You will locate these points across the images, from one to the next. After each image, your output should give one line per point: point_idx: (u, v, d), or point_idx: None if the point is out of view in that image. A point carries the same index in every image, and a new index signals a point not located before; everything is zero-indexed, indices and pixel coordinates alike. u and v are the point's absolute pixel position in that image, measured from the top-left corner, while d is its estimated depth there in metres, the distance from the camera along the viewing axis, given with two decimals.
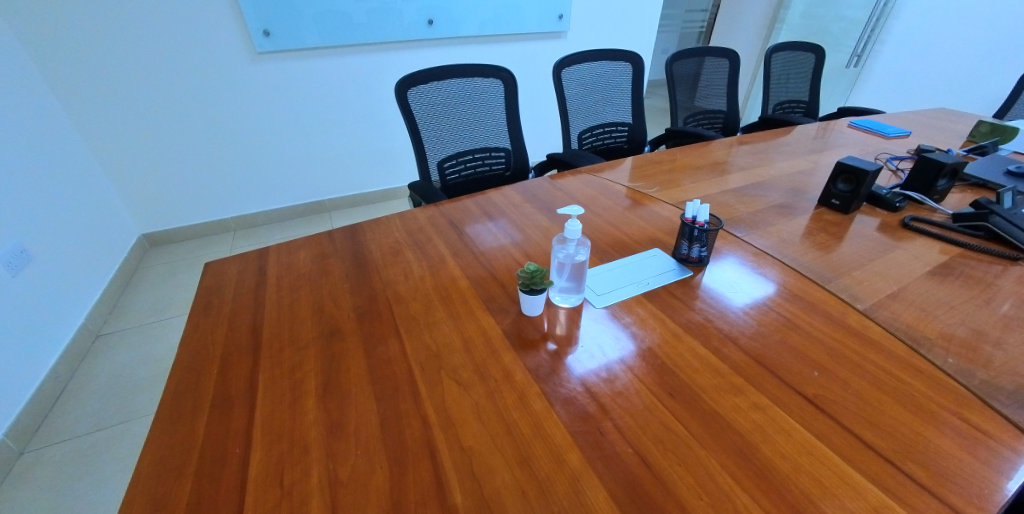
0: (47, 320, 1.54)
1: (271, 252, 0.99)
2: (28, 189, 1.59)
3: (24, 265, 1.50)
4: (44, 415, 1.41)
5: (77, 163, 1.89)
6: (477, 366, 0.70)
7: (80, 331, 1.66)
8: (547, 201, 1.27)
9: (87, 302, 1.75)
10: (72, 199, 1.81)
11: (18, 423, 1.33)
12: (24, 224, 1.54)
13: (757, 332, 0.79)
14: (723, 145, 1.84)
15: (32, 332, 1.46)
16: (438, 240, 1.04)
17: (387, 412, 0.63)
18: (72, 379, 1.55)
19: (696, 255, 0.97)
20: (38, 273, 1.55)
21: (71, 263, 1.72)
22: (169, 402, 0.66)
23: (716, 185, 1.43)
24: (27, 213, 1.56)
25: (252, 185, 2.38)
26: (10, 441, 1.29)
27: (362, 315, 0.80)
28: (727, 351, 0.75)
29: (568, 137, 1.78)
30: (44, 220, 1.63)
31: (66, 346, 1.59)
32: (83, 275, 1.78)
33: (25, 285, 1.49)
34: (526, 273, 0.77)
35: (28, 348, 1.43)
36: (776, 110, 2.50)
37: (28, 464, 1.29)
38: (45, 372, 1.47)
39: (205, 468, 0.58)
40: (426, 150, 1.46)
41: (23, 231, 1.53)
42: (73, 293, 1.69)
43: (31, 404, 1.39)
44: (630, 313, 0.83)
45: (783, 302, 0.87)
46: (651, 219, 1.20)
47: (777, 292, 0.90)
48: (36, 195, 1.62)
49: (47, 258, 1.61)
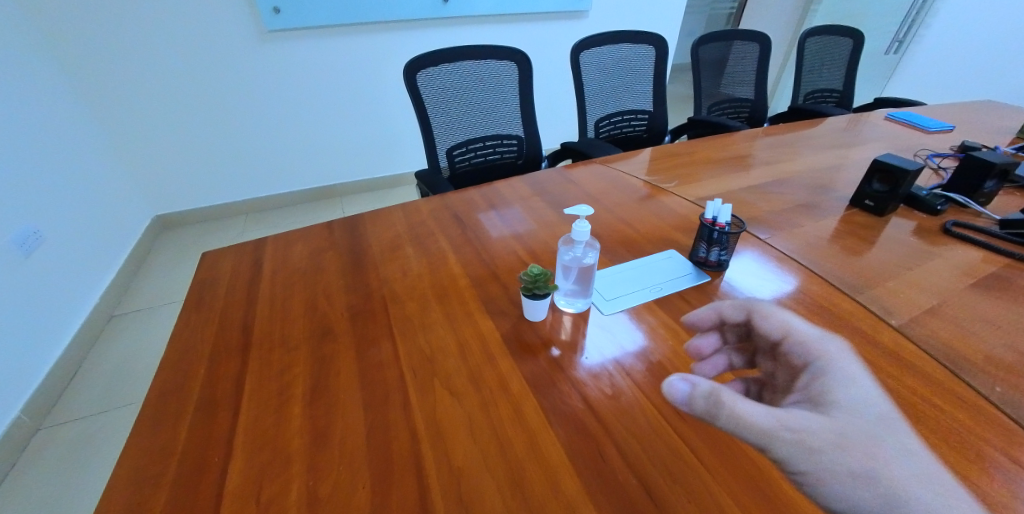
0: (59, 300, 1.55)
1: (268, 245, 0.96)
2: (37, 172, 1.58)
3: (35, 247, 1.51)
4: (59, 392, 1.44)
5: (88, 145, 1.89)
6: (472, 375, 0.66)
7: (93, 314, 1.68)
8: (557, 195, 1.22)
9: (99, 284, 1.77)
10: (82, 180, 1.81)
11: (34, 400, 1.36)
12: (34, 203, 1.54)
13: None
14: (746, 137, 1.74)
15: (46, 313, 1.48)
16: (439, 234, 0.99)
17: (373, 422, 0.59)
18: (85, 359, 1.57)
19: (715, 259, 0.91)
20: (51, 256, 1.57)
21: (82, 244, 1.74)
22: (151, 405, 0.63)
23: (738, 181, 1.35)
24: (36, 194, 1.56)
25: (264, 168, 2.37)
26: (25, 417, 1.32)
27: (356, 314, 0.77)
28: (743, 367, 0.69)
29: (585, 125, 1.71)
30: (54, 201, 1.63)
31: (79, 328, 1.60)
32: (96, 258, 1.79)
33: (37, 265, 1.50)
34: (529, 277, 0.72)
35: (44, 326, 1.46)
36: (807, 100, 2.36)
37: (42, 441, 1.31)
38: (59, 352, 1.49)
39: (182, 475, 0.55)
40: (434, 137, 1.40)
41: (35, 212, 1.53)
42: (84, 276, 1.71)
43: (46, 382, 1.41)
44: (639, 321, 0.78)
45: (806, 314, 0.81)
46: (667, 217, 1.13)
47: (801, 302, 0.83)
48: (45, 175, 1.62)
49: (58, 238, 1.62)
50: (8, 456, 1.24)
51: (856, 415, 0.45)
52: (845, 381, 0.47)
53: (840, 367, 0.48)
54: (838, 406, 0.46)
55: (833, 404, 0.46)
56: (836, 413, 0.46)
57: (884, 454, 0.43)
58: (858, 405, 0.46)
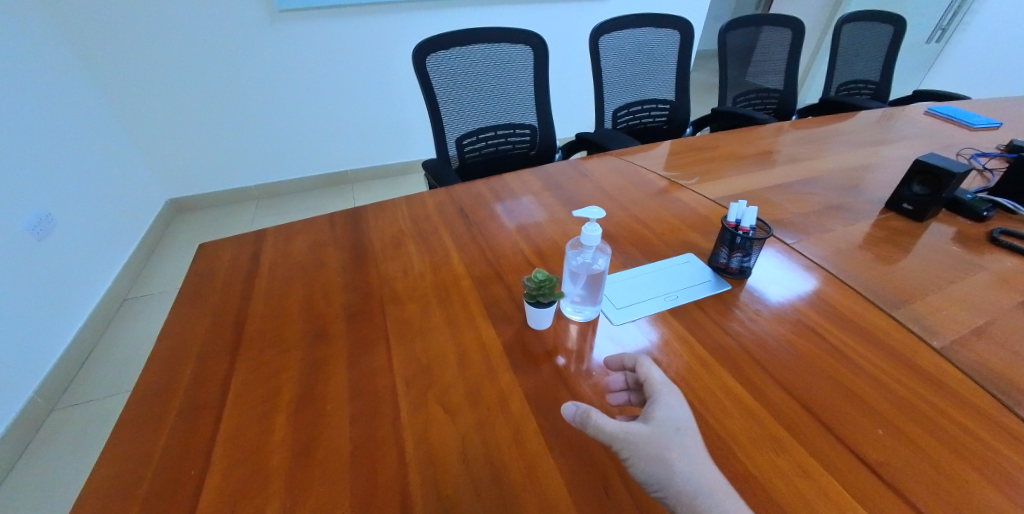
0: (71, 281, 1.56)
1: (268, 237, 0.92)
2: (49, 155, 1.57)
3: (48, 231, 1.50)
4: (73, 375, 1.45)
5: (101, 127, 1.88)
6: (470, 389, 0.62)
7: (106, 297, 1.68)
8: (570, 190, 1.15)
9: (112, 268, 1.77)
10: (95, 162, 1.81)
11: (48, 383, 1.36)
12: (47, 184, 1.53)
13: (805, 367, 0.67)
14: (773, 131, 1.64)
15: (59, 294, 1.49)
16: (444, 230, 0.95)
17: (361, 439, 0.56)
18: (98, 343, 1.57)
19: (736, 265, 0.85)
20: (64, 239, 1.56)
21: (95, 227, 1.73)
22: (133, 407, 0.60)
23: (763, 179, 1.26)
24: (48, 177, 1.55)
25: (276, 152, 2.35)
26: (40, 399, 1.32)
27: (352, 315, 0.73)
28: (766, 389, 0.63)
29: (602, 114, 1.63)
30: (66, 181, 1.63)
31: (93, 311, 1.61)
32: (109, 240, 1.79)
33: (50, 246, 1.50)
34: (533, 283, 0.67)
35: (59, 308, 1.47)
36: (840, 91, 2.23)
37: (56, 423, 1.32)
38: (74, 335, 1.50)
39: (158, 489, 0.52)
40: (444, 124, 1.35)
41: (47, 193, 1.53)
42: (98, 259, 1.71)
43: (60, 366, 1.42)
44: (652, 333, 0.72)
45: (839, 330, 0.74)
46: (686, 216, 1.06)
47: (832, 316, 0.76)
48: (57, 155, 1.61)
49: (70, 220, 1.62)
50: (22, 437, 1.25)
51: (676, 428, 0.50)
52: (670, 400, 0.53)
53: (669, 391, 0.54)
54: (667, 418, 0.51)
55: (663, 417, 0.51)
56: (663, 424, 0.50)
57: (694, 460, 0.48)
58: (682, 421, 0.51)
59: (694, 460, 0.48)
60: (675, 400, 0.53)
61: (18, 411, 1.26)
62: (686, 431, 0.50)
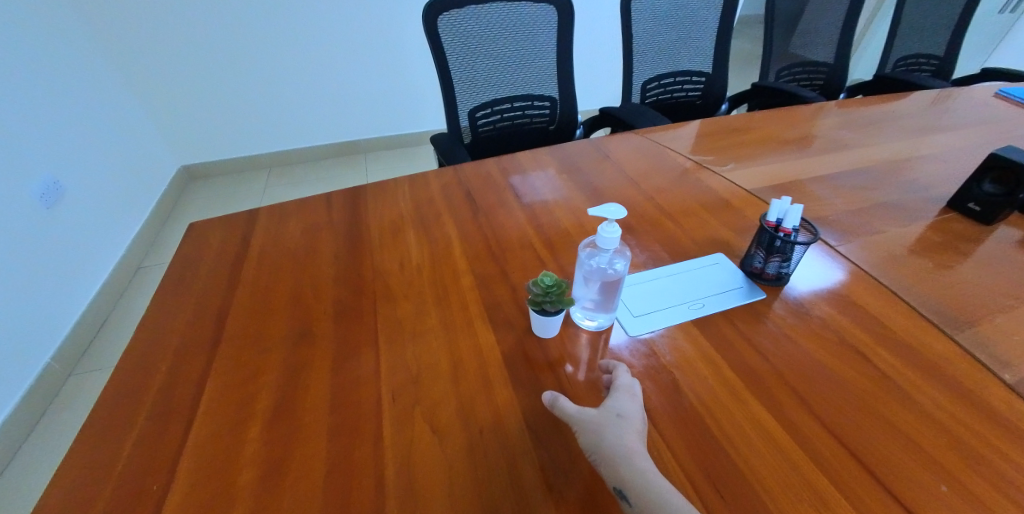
0: (84, 247, 1.54)
1: (259, 218, 0.86)
2: (58, 119, 1.53)
3: (58, 199, 1.47)
4: (88, 343, 1.46)
5: (110, 90, 1.83)
6: (461, 406, 0.55)
7: (120, 265, 1.68)
8: (590, 174, 1.05)
9: (126, 235, 1.76)
10: (105, 127, 1.76)
11: (65, 349, 1.37)
12: (58, 148, 1.50)
13: (852, 401, 0.58)
14: (820, 111, 1.48)
15: (73, 262, 1.48)
16: (447, 217, 0.87)
17: (336, 458, 0.50)
18: (113, 311, 1.58)
19: (773, 271, 0.75)
20: (74, 206, 1.54)
21: (108, 193, 1.71)
22: (103, 408, 0.56)
23: (806, 168, 1.13)
24: (56, 142, 1.51)
25: (290, 118, 2.28)
26: (58, 364, 1.33)
27: (339, 313, 0.67)
28: (802, 425, 0.55)
29: (629, 87, 1.50)
30: (77, 145, 1.60)
31: (106, 280, 1.61)
32: (122, 207, 1.78)
33: (61, 212, 1.48)
34: (539, 289, 0.59)
35: (73, 275, 1.47)
36: (896, 68, 2.01)
37: (74, 389, 1.33)
38: (89, 302, 1.51)
39: (118, 504, 0.48)
40: (456, 93, 1.24)
41: (57, 157, 1.50)
42: (111, 226, 1.69)
43: (76, 333, 1.42)
44: (673, 348, 0.64)
45: (891, 355, 0.64)
46: (718, 208, 0.95)
47: (883, 338, 0.66)
48: (69, 117, 1.57)
49: (82, 186, 1.59)
50: (41, 401, 1.26)
51: (618, 414, 0.48)
52: (626, 392, 0.51)
53: (628, 385, 0.52)
54: (612, 403, 0.49)
55: (609, 403, 0.50)
56: (606, 408, 0.49)
57: (627, 443, 0.45)
58: (628, 410, 0.49)
59: (628, 444, 0.45)
60: (632, 393, 0.51)
61: (37, 376, 1.26)
62: (630, 419, 0.48)
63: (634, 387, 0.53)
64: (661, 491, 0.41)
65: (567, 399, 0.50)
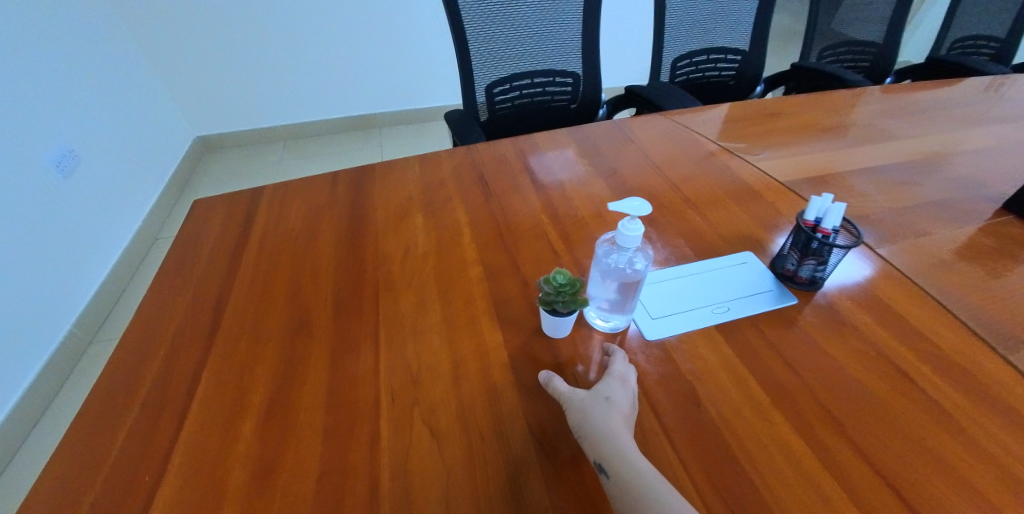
0: (101, 217, 1.55)
1: (264, 198, 0.83)
2: (72, 86, 1.50)
3: (73, 167, 1.47)
4: (108, 311, 1.50)
5: (125, 58, 1.80)
6: (462, 411, 0.52)
7: (137, 237, 1.70)
8: (611, 158, 0.99)
9: (142, 207, 1.77)
10: (120, 95, 1.74)
11: (86, 316, 1.41)
12: (73, 116, 1.49)
13: (891, 425, 0.53)
14: (866, 97, 1.36)
15: (90, 233, 1.49)
16: (458, 202, 0.82)
17: (330, 460, 0.48)
18: (131, 282, 1.61)
19: (807, 275, 0.69)
20: (90, 175, 1.53)
21: (124, 163, 1.71)
22: (101, 394, 0.56)
23: (847, 160, 1.04)
24: (71, 109, 1.49)
25: (305, 89, 2.23)
26: (80, 331, 1.37)
27: (341, 304, 0.65)
28: (834, 451, 0.50)
29: (657, 65, 1.41)
30: (93, 114, 1.59)
31: (124, 251, 1.63)
32: (138, 177, 1.78)
33: (78, 181, 1.48)
34: (551, 287, 0.54)
35: (91, 245, 1.48)
36: (953, 49, 1.85)
37: (95, 355, 1.37)
38: (108, 272, 1.53)
39: (111, 495, 0.48)
40: (473, 67, 1.17)
41: (73, 126, 1.49)
42: (128, 197, 1.70)
43: (97, 301, 1.46)
44: (692, 356, 0.59)
45: (936, 374, 0.58)
46: (749, 202, 0.88)
47: (929, 356, 0.60)
48: (83, 84, 1.56)
49: (98, 155, 1.58)
50: (65, 365, 1.30)
51: (605, 397, 0.48)
52: (617, 379, 0.51)
53: (622, 372, 0.52)
54: (602, 387, 0.50)
55: (598, 387, 0.50)
56: (595, 391, 0.49)
57: (609, 423, 0.45)
58: (617, 395, 0.49)
59: (612, 426, 0.45)
60: (625, 380, 0.51)
61: (60, 341, 1.30)
62: (618, 403, 0.48)
63: (629, 374, 0.52)
64: (637, 471, 0.41)
65: (561, 381, 0.52)
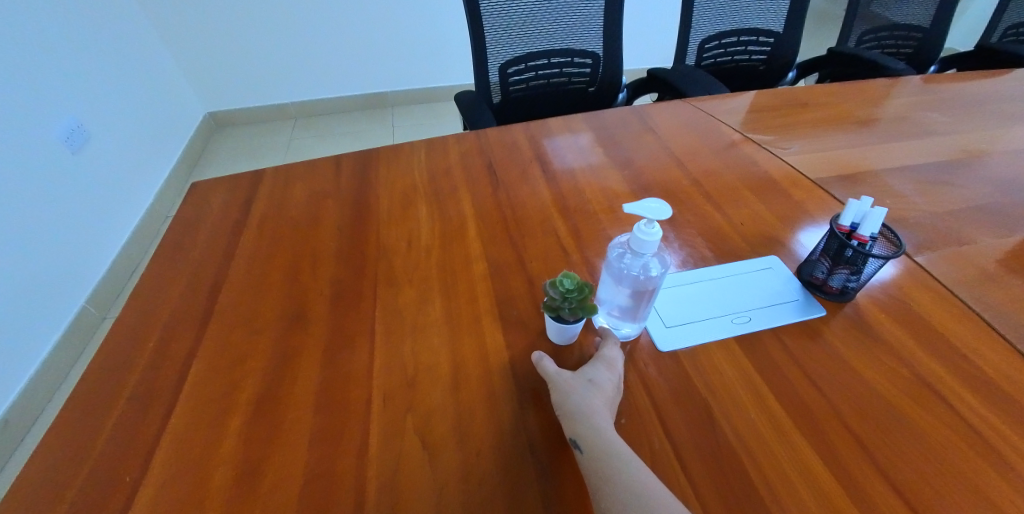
0: (111, 193, 1.54)
1: (265, 181, 0.80)
2: (81, 58, 1.48)
3: (84, 142, 1.45)
4: (121, 288, 1.52)
5: (135, 32, 1.77)
6: (459, 420, 0.49)
7: (148, 215, 1.70)
8: (628, 148, 0.93)
9: (153, 183, 1.77)
10: (130, 69, 1.71)
11: (99, 292, 1.43)
12: (81, 89, 1.46)
13: (931, 456, 0.47)
14: (906, 87, 1.27)
15: (101, 210, 1.48)
16: (464, 192, 0.78)
17: (316, 466, 0.46)
18: (143, 260, 1.63)
19: (838, 285, 0.63)
20: (99, 150, 1.51)
21: (133, 139, 1.69)
22: (87, 383, 0.53)
23: (885, 156, 0.97)
24: (80, 83, 1.46)
25: (317, 65, 2.17)
26: (93, 306, 1.39)
27: (337, 297, 0.61)
28: (866, 484, 0.45)
29: (683, 47, 1.33)
30: (102, 87, 1.56)
31: (136, 229, 1.64)
32: (148, 153, 1.76)
33: (87, 157, 1.46)
34: (557, 292, 0.49)
35: (101, 221, 1.48)
36: (1007, 36, 1.71)
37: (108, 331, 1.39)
38: (120, 250, 1.54)
39: (90, 492, 0.45)
40: (487, 45, 1.11)
41: (82, 101, 1.46)
42: (137, 173, 1.68)
43: (109, 277, 1.48)
44: (708, 369, 0.55)
45: (981, 401, 0.53)
46: (777, 199, 0.82)
47: (976, 379, 0.54)
48: (92, 57, 1.52)
49: (107, 131, 1.56)
50: (78, 340, 1.32)
51: (589, 378, 0.48)
52: (606, 362, 0.51)
53: (611, 355, 0.52)
54: (587, 369, 0.50)
55: (585, 369, 0.50)
56: (580, 372, 0.50)
57: (589, 402, 0.46)
58: (602, 378, 0.49)
59: (590, 405, 0.45)
60: (613, 364, 0.51)
61: (73, 316, 1.32)
62: (602, 386, 0.48)
63: (618, 359, 0.52)
64: (609, 448, 0.41)
65: (550, 359, 0.52)
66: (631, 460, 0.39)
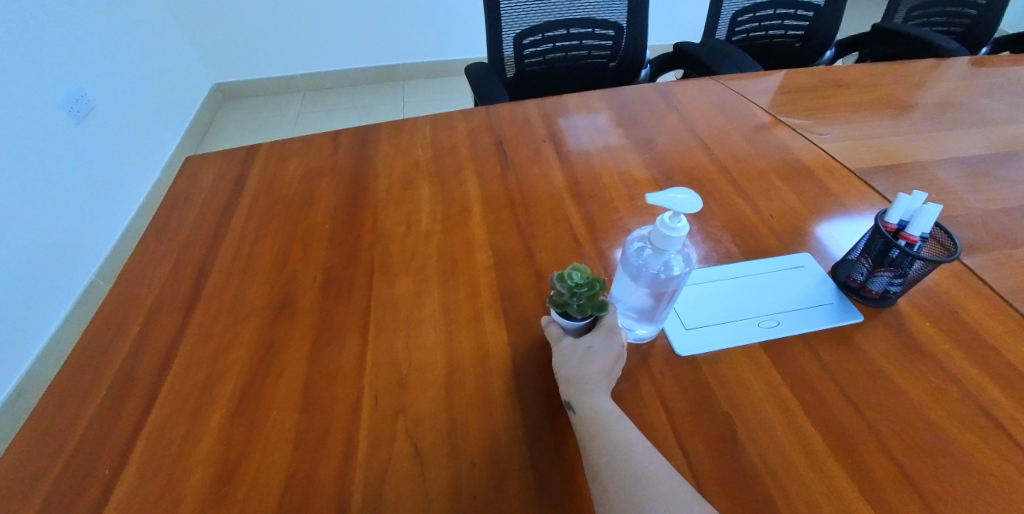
0: (117, 166, 1.50)
1: (260, 155, 0.76)
2: (80, 24, 1.41)
3: (86, 112, 1.40)
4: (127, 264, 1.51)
5: None
6: (455, 423, 0.45)
7: (154, 190, 1.67)
8: (651, 129, 0.86)
9: (159, 157, 1.73)
10: (133, 38, 1.65)
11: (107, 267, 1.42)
12: (81, 59, 1.40)
13: (984, 488, 0.42)
14: (956, 69, 1.16)
15: (108, 185, 1.45)
16: (470, 173, 0.73)
17: (300, 466, 0.43)
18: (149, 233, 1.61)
19: (879, 289, 0.57)
20: (103, 122, 1.47)
21: (138, 111, 1.64)
22: (67, 366, 0.51)
23: (935, 147, 0.88)
24: (80, 52, 1.40)
25: (327, 37, 2.09)
26: (101, 280, 1.38)
27: (330, 282, 0.57)
28: None
29: (714, 20, 1.23)
30: (104, 57, 1.50)
31: (142, 202, 1.62)
32: (154, 126, 1.72)
33: (91, 131, 1.41)
34: (564, 287, 0.44)
35: (108, 197, 1.45)
36: None
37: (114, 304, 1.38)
38: (126, 225, 1.52)
39: (64, 485, 0.43)
40: (502, 13, 1.03)
41: (84, 71, 1.41)
42: (143, 146, 1.64)
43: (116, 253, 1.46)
44: (729, 379, 0.50)
45: None
46: (812, 190, 0.75)
47: None
48: (94, 24, 1.46)
49: (110, 103, 1.51)
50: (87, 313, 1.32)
51: (586, 347, 0.45)
52: (607, 328, 0.46)
53: (612, 319, 0.47)
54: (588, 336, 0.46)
55: (586, 337, 0.46)
56: (579, 340, 0.46)
57: (585, 379, 0.43)
58: (601, 346, 0.45)
59: (587, 382, 0.43)
60: (617, 329, 0.46)
61: (81, 289, 1.32)
62: (600, 356, 0.44)
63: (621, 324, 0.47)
64: (601, 438, 0.39)
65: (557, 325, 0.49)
66: (630, 460, 0.36)
